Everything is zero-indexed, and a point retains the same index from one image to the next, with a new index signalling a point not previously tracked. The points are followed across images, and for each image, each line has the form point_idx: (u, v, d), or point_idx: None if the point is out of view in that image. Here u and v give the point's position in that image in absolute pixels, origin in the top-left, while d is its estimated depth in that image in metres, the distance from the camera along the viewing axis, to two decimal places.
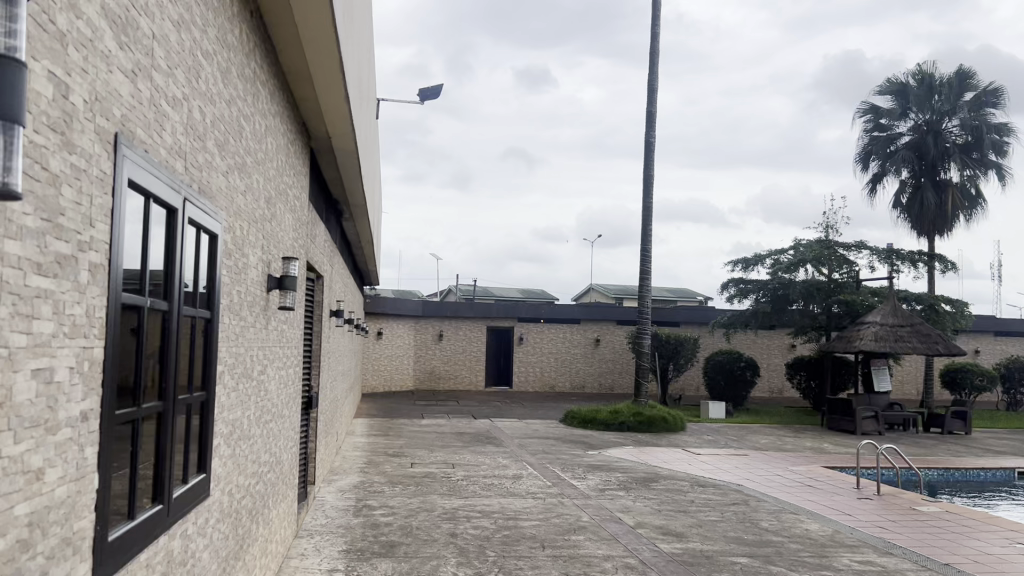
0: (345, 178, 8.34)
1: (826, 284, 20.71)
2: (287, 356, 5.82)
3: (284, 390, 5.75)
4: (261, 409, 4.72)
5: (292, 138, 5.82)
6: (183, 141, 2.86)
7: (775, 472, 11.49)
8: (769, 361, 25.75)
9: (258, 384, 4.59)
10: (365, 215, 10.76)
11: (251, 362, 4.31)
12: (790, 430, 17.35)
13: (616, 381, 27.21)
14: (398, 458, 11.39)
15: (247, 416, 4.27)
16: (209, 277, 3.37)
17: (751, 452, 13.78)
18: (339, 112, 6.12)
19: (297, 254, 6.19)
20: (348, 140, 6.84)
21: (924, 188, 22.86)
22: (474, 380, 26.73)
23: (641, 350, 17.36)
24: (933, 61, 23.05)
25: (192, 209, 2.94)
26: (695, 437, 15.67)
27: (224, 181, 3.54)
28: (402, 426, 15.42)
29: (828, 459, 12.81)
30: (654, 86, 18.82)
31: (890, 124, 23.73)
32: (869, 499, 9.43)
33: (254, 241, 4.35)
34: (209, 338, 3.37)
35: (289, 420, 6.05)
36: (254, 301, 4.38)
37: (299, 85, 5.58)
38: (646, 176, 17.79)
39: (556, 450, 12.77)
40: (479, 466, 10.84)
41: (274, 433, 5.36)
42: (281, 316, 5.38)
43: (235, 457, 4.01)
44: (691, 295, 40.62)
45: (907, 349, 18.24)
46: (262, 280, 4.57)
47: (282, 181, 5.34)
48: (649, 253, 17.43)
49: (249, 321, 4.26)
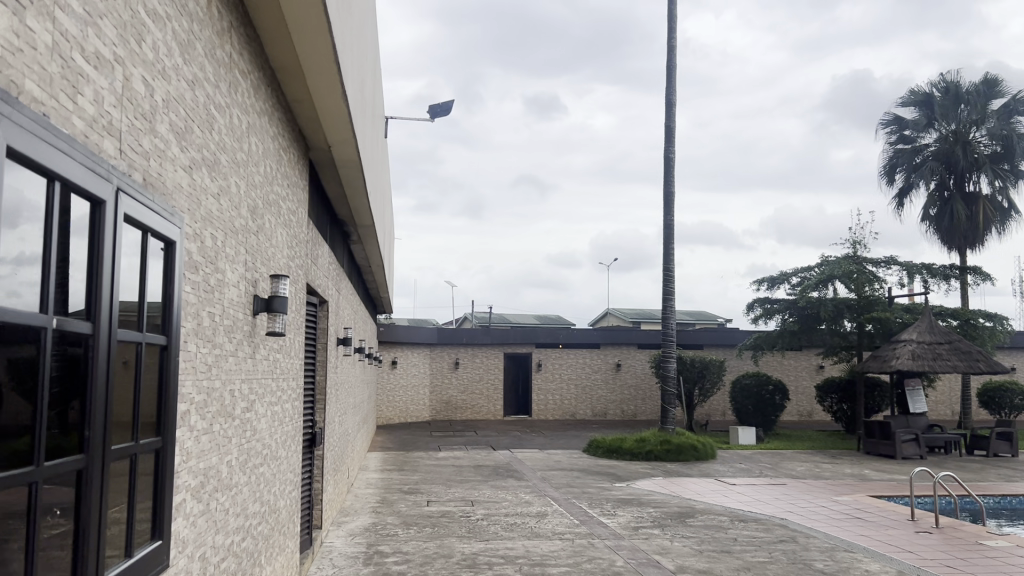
0: (350, 195, 7.75)
1: (856, 301, 19.84)
2: (282, 391, 5.17)
3: (280, 429, 5.11)
4: (247, 452, 4.06)
5: (285, 144, 5.21)
6: (116, 116, 2.21)
7: (819, 503, 10.68)
8: (797, 383, 24.91)
9: (242, 424, 3.94)
10: (374, 236, 10.16)
11: (230, 399, 3.65)
12: (826, 457, 16.49)
13: (639, 407, 26.34)
14: (413, 496, 10.66)
15: (227, 464, 3.61)
16: (164, 295, 2.71)
17: (788, 481, 12.93)
18: (338, 119, 5.50)
19: (292, 275, 5.53)
20: (351, 151, 6.23)
21: (954, 200, 22.07)
22: (492, 410, 25.96)
23: (667, 374, 16.58)
24: (956, 69, 22.30)
25: (130, 203, 2.28)
26: (728, 465, 14.85)
27: (186, 177, 2.90)
28: (418, 460, 14.66)
29: (874, 488, 11.95)
30: (672, 101, 18.22)
31: (916, 135, 22.94)
32: (928, 532, 8.61)
33: (234, 254, 3.73)
34: (164, 370, 2.71)
35: (286, 461, 5.38)
36: (235, 325, 3.73)
37: (291, 84, 4.96)
38: (668, 193, 17.15)
39: (582, 483, 12.00)
40: (500, 503, 10.09)
41: (267, 478, 4.69)
42: (273, 345, 4.71)
43: (211, 515, 3.35)
44: (711, 318, 39.80)
45: (946, 367, 17.38)
46: (244, 301, 3.91)
47: (272, 190, 4.72)
48: (672, 273, 16.71)
49: (227, 349, 3.60)
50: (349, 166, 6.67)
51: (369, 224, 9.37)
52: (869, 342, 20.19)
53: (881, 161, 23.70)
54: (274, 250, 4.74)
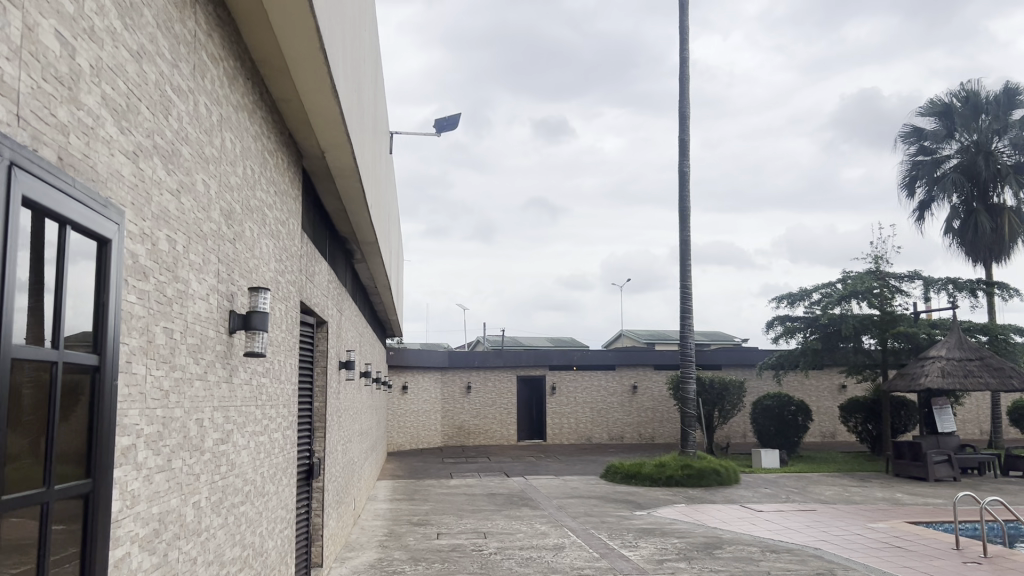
0: (350, 208, 7.28)
1: (879, 317, 19.18)
2: (270, 419, 4.67)
3: (266, 463, 4.60)
4: (222, 491, 3.56)
5: (271, 147, 4.72)
6: (9, 73, 1.73)
7: (854, 530, 10.05)
8: (819, 404, 24.25)
9: (215, 457, 3.43)
10: (378, 255, 9.70)
11: (196, 431, 3.14)
12: (854, 480, 15.83)
13: (657, 430, 25.64)
14: (423, 528, 10.10)
15: (192, 505, 3.10)
16: (96, 304, 2.21)
17: (818, 506, 12.29)
18: (332, 122, 5.06)
19: (281, 292, 5.04)
20: (346, 157, 5.75)
21: (978, 213, 21.48)
22: (507, 435, 25.36)
23: (686, 397, 15.96)
24: (976, 79, 21.77)
25: (30, 183, 1.77)
26: (752, 490, 14.22)
27: (127, 162, 2.41)
28: (429, 489, 14.11)
29: (911, 513, 11.29)
30: (686, 115, 17.73)
31: (935, 147, 22.36)
32: (976, 563, 7.99)
33: (201, 262, 3.24)
34: (95, 397, 2.20)
35: (276, 496, 4.86)
36: (202, 345, 3.23)
37: (276, 81, 4.52)
38: (683, 209, 16.65)
39: (600, 512, 11.41)
40: (515, 535, 9.52)
41: (250, 518, 4.17)
42: (255, 368, 4.21)
43: (169, 567, 2.83)
44: (727, 338, 39.16)
45: (977, 384, 16.69)
46: (215, 317, 3.42)
47: (255, 197, 4.26)
48: (689, 291, 16.15)
49: (192, 373, 3.11)
50: (346, 175, 6.20)
51: (372, 241, 8.92)
52: (894, 359, 19.61)
53: (900, 173, 23.10)
54: (257, 262, 4.26)
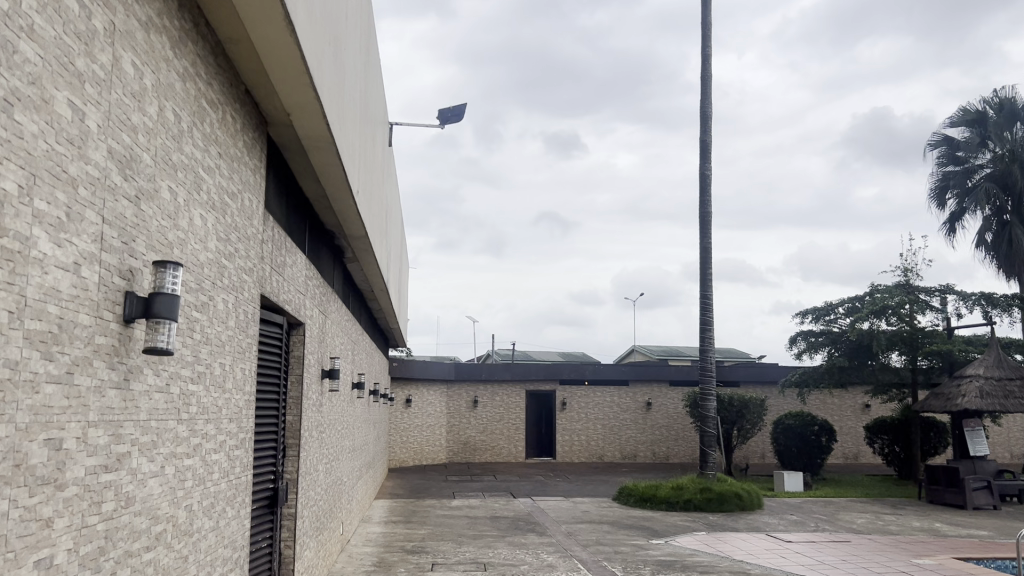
0: (331, 193, 6.33)
1: (907, 334, 18.01)
2: (203, 432, 3.69)
3: (197, 492, 3.62)
4: (101, 540, 2.58)
5: (213, 96, 3.79)
6: None
7: (899, 567, 8.99)
8: (842, 424, 23.21)
9: (87, 492, 2.47)
10: (369, 253, 8.74)
11: (37, 454, 2.15)
12: (886, 507, 14.75)
13: (672, 449, 24.58)
14: (417, 557, 9.10)
15: (33, 564, 2.12)
16: None
17: (853, 537, 11.23)
18: (293, 73, 4.11)
19: (228, 281, 4.10)
20: (317, 122, 4.81)
21: (1013, 225, 20.38)
22: (514, 453, 24.32)
23: (707, 415, 14.72)
24: (1010, 86, 20.74)
25: None
26: (777, 517, 13.15)
27: None
28: (429, 510, 13.10)
29: (960, 548, 10.20)
30: (706, 120, 16.68)
31: (968, 156, 21.33)
32: None
33: (58, 215, 2.25)
34: None
35: (213, 528, 3.88)
36: (62, 335, 2.27)
37: (215, 12, 3.58)
38: (702, 220, 15.62)
39: (613, 539, 10.41)
40: (518, 567, 8.50)
41: (165, 565, 3.20)
42: (174, 367, 3.25)
43: None
44: (743, 356, 38.08)
45: (1019, 406, 15.56)
46: (91, 299, 2.46)
47: (180, 148, 3.31)
48: (710, 303, 15.09)
49: (34, 374, 2.13)
50: (318, 149, 5.26)
51: (361, 237, 7.96)
52: (924, 378, 18.49)
53: (930, 184, 22.10)
54: (182, 235, 3.32)
